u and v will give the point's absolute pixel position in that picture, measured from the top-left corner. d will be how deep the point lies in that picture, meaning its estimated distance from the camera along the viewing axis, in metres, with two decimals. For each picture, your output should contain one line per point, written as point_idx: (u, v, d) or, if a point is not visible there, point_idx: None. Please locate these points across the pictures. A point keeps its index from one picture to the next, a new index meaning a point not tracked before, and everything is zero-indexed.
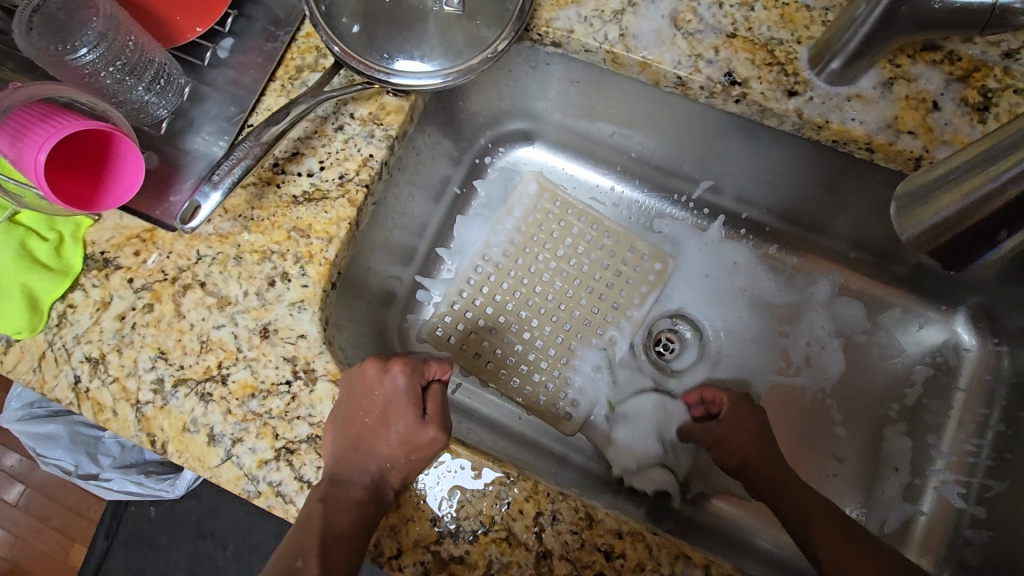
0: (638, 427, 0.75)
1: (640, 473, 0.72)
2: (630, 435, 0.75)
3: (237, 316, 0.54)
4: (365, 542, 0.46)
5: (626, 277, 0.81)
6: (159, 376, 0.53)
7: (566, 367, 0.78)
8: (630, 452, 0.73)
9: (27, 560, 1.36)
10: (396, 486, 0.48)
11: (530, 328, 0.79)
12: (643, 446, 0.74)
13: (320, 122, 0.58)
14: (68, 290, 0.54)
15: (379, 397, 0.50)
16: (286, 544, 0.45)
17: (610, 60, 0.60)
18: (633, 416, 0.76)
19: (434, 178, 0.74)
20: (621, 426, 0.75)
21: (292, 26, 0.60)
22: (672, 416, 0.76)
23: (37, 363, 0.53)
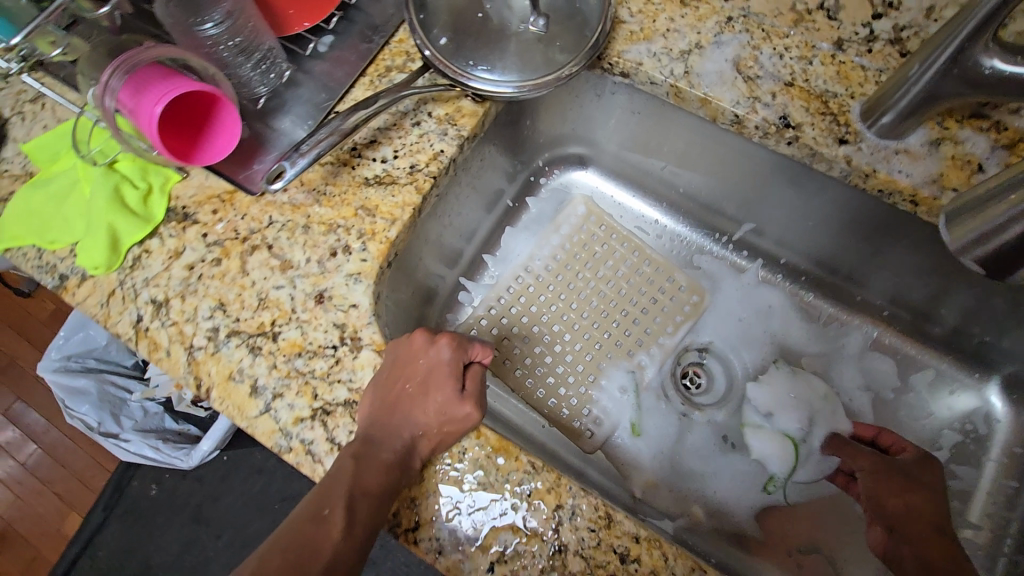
0: (791, 403, 0.78)
1: (766, 425, 0.77)
2: (780, 400, 0.78)
3: (296, 280, 0.57)
4: (387, 507, 0.46)
5: (660, 307, 0.83)
6: (215, 325, 0.55)
7: (593, 384, 0.79)
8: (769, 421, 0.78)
9: (22, 522, 1.48)
10: (430, 445, 0.49)
11: (561, 342, 0.81)
12: (789, 411, 0.77)
13: (400, 117, 0.63)
14: (148, 236, 0.58)
15: (423, 365, 0.52)
16: (312, 494, 0.46)
17: (673, 93, 0.64)
18: (802, 378, 0.79)
19: (490, 189, 0.79)
20: (771, 385, 0.79)
21: (388, 31, 0.67)
22: (836, 422, 0.77)
23: (106, 299, 0.56)
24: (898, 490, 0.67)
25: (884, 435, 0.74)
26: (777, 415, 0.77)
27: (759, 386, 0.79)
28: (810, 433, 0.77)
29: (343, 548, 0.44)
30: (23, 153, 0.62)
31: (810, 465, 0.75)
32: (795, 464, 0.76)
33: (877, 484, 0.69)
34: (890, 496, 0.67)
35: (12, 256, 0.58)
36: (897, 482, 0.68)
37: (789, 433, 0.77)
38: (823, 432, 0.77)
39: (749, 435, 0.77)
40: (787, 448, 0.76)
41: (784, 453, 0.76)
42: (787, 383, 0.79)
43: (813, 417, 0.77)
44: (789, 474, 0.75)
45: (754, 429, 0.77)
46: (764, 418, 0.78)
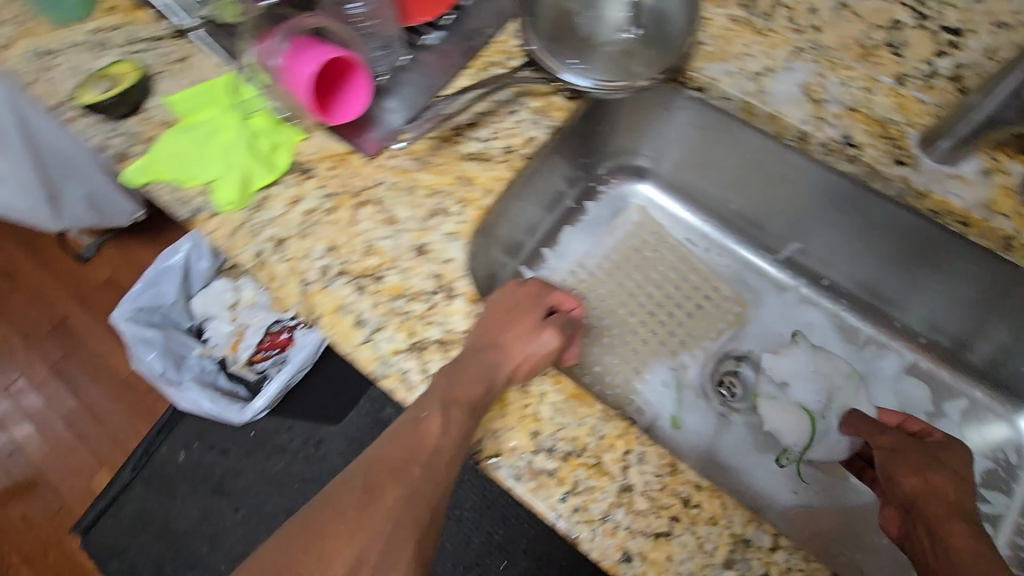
0: (810, 377, 0.82)
1: (781, 397, 0.82)
2: (798, 374, 0.83)
3: (400, 233, 0.63)
4: (477, 413, 0.53)
5: (704, 313, 0.88)
6: (327, 265, 0.62)
7: (636, 377, 0.84)
8: (788, 392, 0.82)
9: (54, 473, 1.58)
10: (513, 360, 0.55)
11: (610, 335, 0.86)
12: (805, 385, 0.82)
13: (498, 105, 0.70)
14: (271, 181, 0.66)
15: (513, 306, 0.61)
16: (417, 399, 0.55)
17: (744, 110, 0.73)
18: (821, 355, 0.84)
19: (548, 191, 0.84)
20: (791, 359, 0.84)
21: (495, 31, 0.75)
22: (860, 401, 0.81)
23: (232, 233, 0.64)
24: (918, 470, 0.59)
25: (909, 421, 0.68)
26: (792, 387, 0.82)
27: (776, 357, 0.84)
28: (827, 408, 0.81)
29: (438, 441, 0.52)
30: (165, 103, 0.71)
31: (827, 441, 0.78)
32: (811, 436, 0.79)
33: (893, 463, 0.61)
34: (905, 475, 0.59)
35: (152, 189, 0.66)
36: (918, 462, 0.60)
37: (806, 406, 0.81)
38: (840, 407, 0.80)
39: (762, 404, 0.82)
40: (804, 419, 0.80)
41: (800, 425, 0.80)
42: (808, 359, 0.83)
43: (830, 394, 0.81)
44: (803, 449, 0.79)
45: (767, 399, 0.82)
46: (780, 390, 0.82)
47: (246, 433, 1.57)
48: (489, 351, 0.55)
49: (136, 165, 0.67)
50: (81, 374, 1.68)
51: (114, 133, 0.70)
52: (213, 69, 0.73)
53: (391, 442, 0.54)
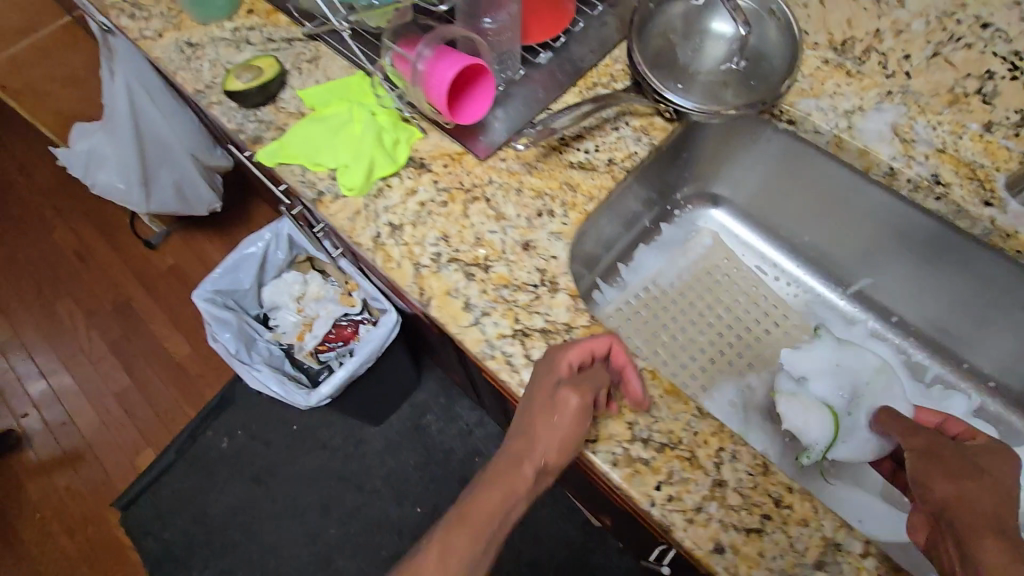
0: (833, 372, 0.83)
1: (801, 388, 0.83)
2: (821, 368, 0.83)
3: (508, 229, 0.68)
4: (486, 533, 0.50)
5: (772, 338, 0.90)
6: (439, 251, 0.67)
7: (704, 393, 0.86)
8: (811, 380, 0.83)
9: (100, 446, 1.62)
10: (545, 466, 0.53)
11: (679, 351, 0.88)
12: (826, 378, 0.82)
13: (603, 122, 0.76)
14: (391, 173, 0.71)
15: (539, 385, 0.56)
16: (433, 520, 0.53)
17: (834, 143, 0.79)
18: (849, 351, 0.85)
19: (629, 210, 0.87)
20: (813, 354, 0.85)
21: (600, 55, 0.80)
22: (892, 400, 0.78)
23: (353, 215, 0.69)
24: (954, 475, 0.51)
25: (950, 422, 0.63)
26: (812, 381, 0.83)
27: (800, 351, 0.86)
28: (850, 407, 0.78)
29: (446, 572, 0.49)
30: (297, 97, 0.78)
31: (849, 439, 0.74)
32: (833, 437, 0.74)
33: (924, 467, 0.53)
34: (940, 483, 0.51)
35: (282, 169, 0.73)
36: (954, 467, 0.52)
37: (830, 402, 0.79)
38: (864, 401, 0.79)
39: (783, 404, 0.77)
40: (828, 420, 0.74)
41: (824, 426, 0.74)
42: (835, 353, 0.84)
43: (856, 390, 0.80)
44: (825, 448, 0.75)
45: (788, 399, 0.77)
46: (799, 381, 0.84)
47: (290, 426, 1.62)
48: (518, 464, 0.53)
49: (271, 147, 0.74)
50: (139, 354, 1.75)
51: (250, 120, 0.77)
52: (341, 71, 0.81)
53: (401, 564, 0.52)
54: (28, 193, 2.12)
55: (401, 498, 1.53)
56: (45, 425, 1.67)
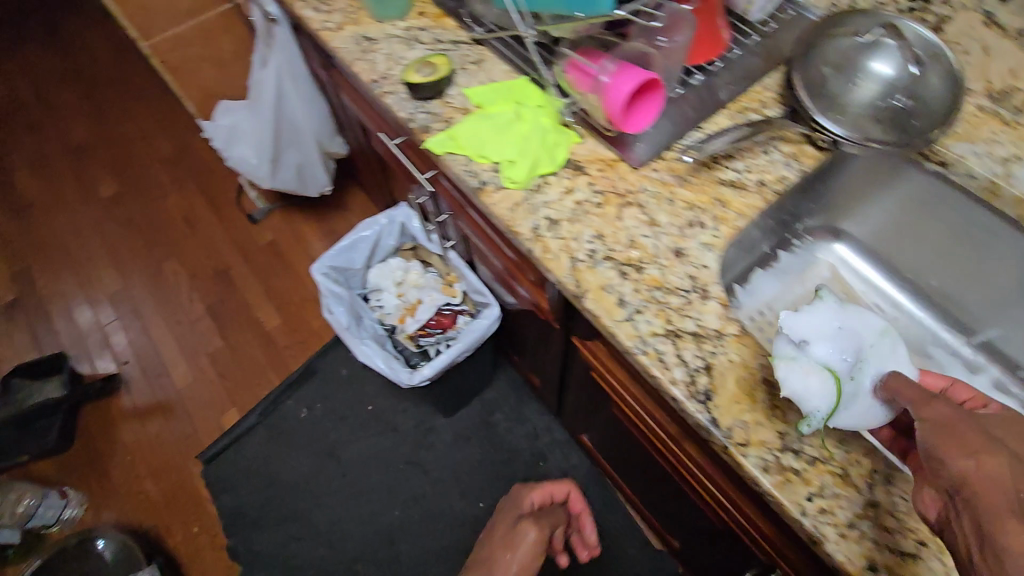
0: (834, 334, 0.60)
1: (804, 354, 0.58)
2: (821, 330, 0.60)
3: (660, 235, 0.71)
4: None
5: None
6: (594, 249, 0.71)
7: None
8: (816, 340, 0.59)
9: (190, 400, 1.73)
10: None
11: None
12: (833, 341, 0.59)
13: (754, 145, 0.79)
14: (551, 172, 0.76)
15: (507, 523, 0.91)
16: None
17: (988, 187, 0.82)
18: (853, 311, 0.62)
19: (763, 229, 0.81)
20: (816, 313, 0.61)
21: (751, 82, 0.84)
22: (898, 363, 0.59)
23: (514, 206, 0.74)
24: (969, 450, 0.43)
25: (957, 386, 0.55)
26: (815, 344, 0.58)
27: (803, 310, 0.61)
28: (858, 372, 0.57)
29: None
30: (463, 95, 0.85)
31: (856, 410, 0.56)
32: (836, 404, 0.56)
33: (931, 437, 0.45)
34: (954, 457, 0.43)
35: (447, 159, 0.79)
36: (971, 440, 0.44)
37: (830, 366, 0.57)
38: (875, 368, 0.58)
39: (778, 371, 0.57)
40: (830, 386, 0.56)
41: (825, 391, 0.56)
42: (840, 312, 0.62)
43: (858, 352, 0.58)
44: (825, 418, 0.56)
45: (785, 364, 0.57)
46: (799, 345, 0.59)
47: (365, 406, 1.69)
48: None
49: (439, 137, 0.81)
50: (234, 319, 1.88)
51: (420, 111, 0.84)
52: (503, 75, 0.87)
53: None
54: (148, 162, 2.31)
55: (464, 491, 1.57)
56: (142, 374, 1.79)
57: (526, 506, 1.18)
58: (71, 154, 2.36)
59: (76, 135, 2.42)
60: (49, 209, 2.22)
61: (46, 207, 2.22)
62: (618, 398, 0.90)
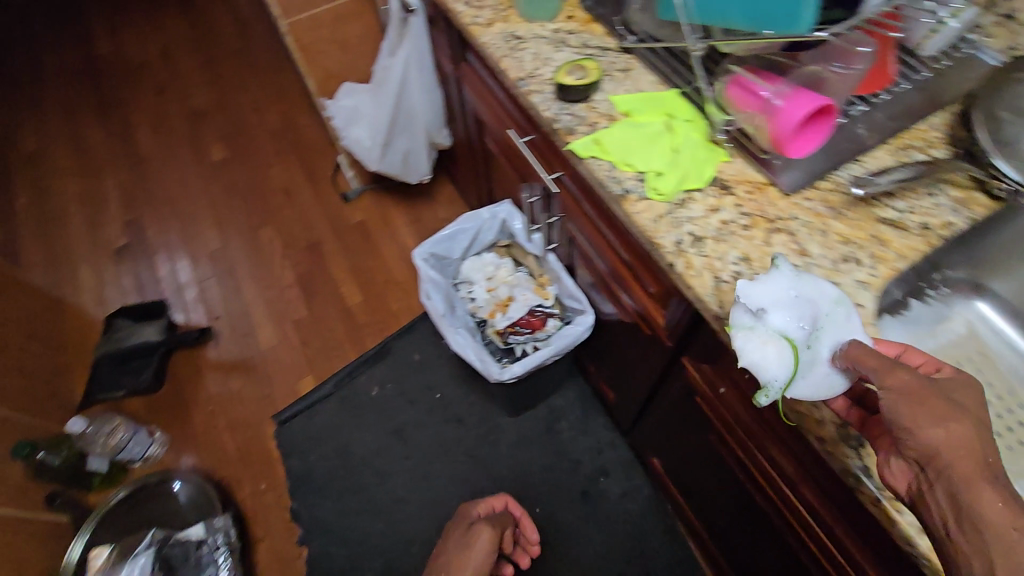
0: (790, 298, 0.59)
1: (761, 326, 0.57)
2: (776, 296, 0.59)
3: (812, 266, 0.68)
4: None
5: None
6: (739, 271, 0.69)
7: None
8: (774, 310, 0.58)
9: (272, 363, 1.82)
10: None
11: None
12: (789, 309, 0.58)
13: (918, 186, 0.75)
14: (696, 189, 0.75)
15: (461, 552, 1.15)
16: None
17: None
18: (807, 279, 0.61)
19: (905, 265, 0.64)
20: (771, 281, 0.60)
21: (916, 119, 0.80)
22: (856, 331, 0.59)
23: (658, 218, 0.73)
24: (940, 419, 0.48)
25: (912, 352, 0.57)
26: (771, 313, 0.58)
27: (759, 279, 0.60)
28: (814, 339, 0.57)
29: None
30: (609, 101, 0.85)
31: (814, 378, 0.56)
32: (794, 373, 0.56)
33: (898, 406, 0.50)
34: (923, 427, 0.48)
35: (589, 162, 0.79)
36: (937, 407, 0.49)
37: (787, 334, 0.57)
38: (829, 337, 0.57)
39: (736, 341, 0.58)
40: (787, 357, 0.55)
41: (784, 361, 0.55)
42: (798, 278, 0.60)
43: (812, 318, 0.58)
44: (783, 389, 0.56)
45: (743, 333, 0.58)
46: (757, 316, 0.58)
47: (433, 394, 1.72)
48: None
49: (583, 141, 0.81)
50: (319, 292, 1.97)
51: (565, 113, 0.85)
52: (650, 85, 0.87)
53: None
54: (256, 132, 2.44)
55: (522, 492, 1.57)
56: (231, 332, 1.90)
57: (474, 515, 1.27)
58: (188, 118, 2.53)
59: (195, 100, 2.58)
60: (164, 166, 2.38)
61: (162, 164, 2.39)
62: (724, 427, 0.88)
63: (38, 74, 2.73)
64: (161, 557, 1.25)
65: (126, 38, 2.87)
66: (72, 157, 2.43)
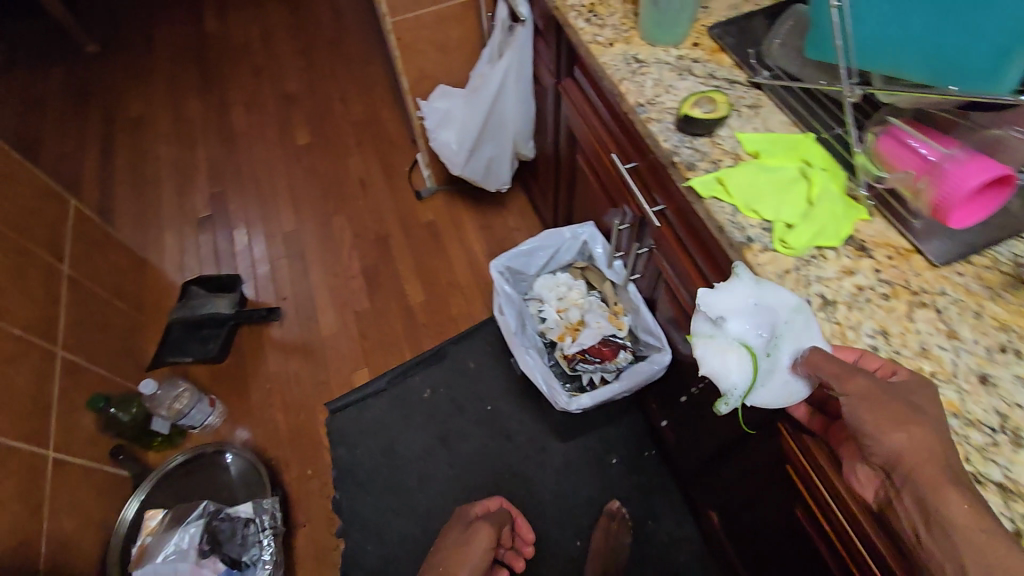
0: (752, 308, 0.65)
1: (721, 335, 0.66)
2: (737, 306, 0.66)
3: (961, 352, 0.61)
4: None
5: None
6: (874, 345, 0.62)
7: None
8: (731, 319, 0.66)
9: (331, 350, 1.85)
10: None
11: None
12: (746, 320, 0.65)
13: None
14: (829, 247, 0.69)
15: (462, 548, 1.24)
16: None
17: None
18: (768, 287, 0.66)
19: None
20: (732, 290, 0.67)
21: None
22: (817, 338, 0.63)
23: (783, 273, 0.67)
24: (900, 424, 0.53)
25: (867, 358, 0.60)
26: (729, 322, 0.65)
27: (720, 289, 0.67)
28: (774, 348, 0.64)
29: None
30: (735, 138, 0.80)
31: (773, 383, 0.63)
32: (752, 379, 0.64)
33: (860, 411, 0.55)
34: (886, 433, 0.54)
35: (709, 203, 0.74)
36: (895, 412, 0.54)
37: (745, 343, 0.65)
38: (787, 345, 0.63)
39: (698, 350, 0.67)
40: (742, 365, 0.64)
41: (739, 369, 0.64)
42: (761, 286, 0.66)
43: (771, 327, 0.64)
44: (743, 394, 0.64)
45: (704, 342, 0.67)
46: (718, 326, 0.66)
47: (484, 405, 1.70)
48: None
49: (704, 179, 0.76)
50: (383, 286, 1.99)
51: (685, 146, 0.80)
52: (780, 125, 0.81)
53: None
54: (340, 121, 2.50)
55: (563, 521, 1.52)
56: (296, 314, 1.94)
57: (472, 515, 1.34)
58: (279, 100, 2.61)
59: (288, 84, 2.67)
60: (252, 144, 2.47)
61: (250, 142, 2.48)
62: (817, 507, 0.81)
63: (150, 44, 2.90)
64: (208, 530, 1.28)
65: (231, 19, 3.01)
66: (170, 127, 2.55)
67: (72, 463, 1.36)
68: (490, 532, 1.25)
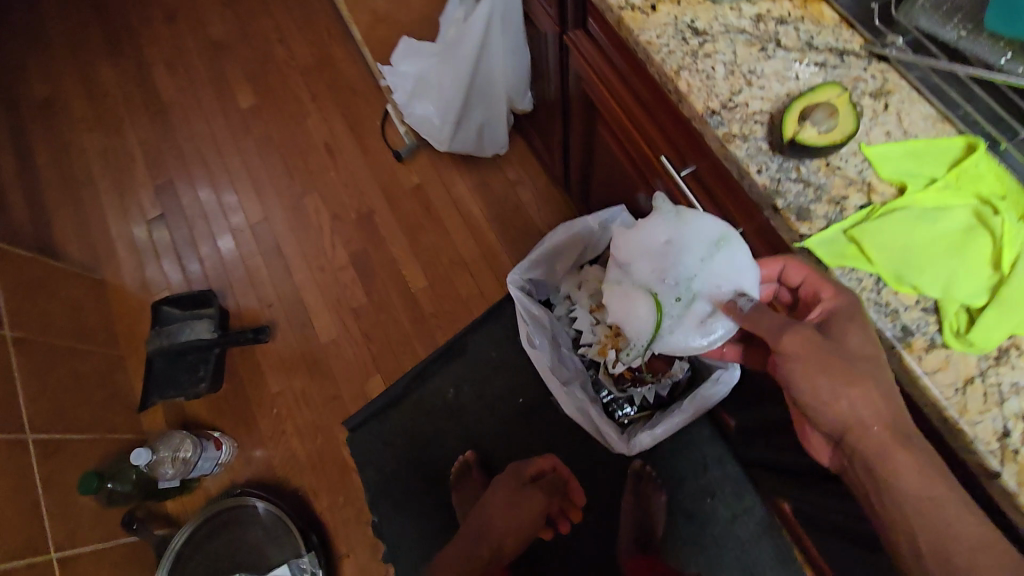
0: (657, 253, 0.73)
1: (630, 278, 0.77)
2: (645, 251, 0.74)
3: None
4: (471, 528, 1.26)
5: None
6: None
7: None
8: (640, 261, 0.75)
9: (334, 358, 1.71)
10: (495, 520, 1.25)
11: None
12: (652, 264, 0.74)
13: None
14: None
15: (510, 497, 1.28)
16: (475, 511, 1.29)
17: None
18: (685, 224, 0.72)
19: None
20: (643, 233, 0.75)
21: None
22: (741, 280, 0.70)
23: (965, 387, 0.53)
24: (840, 394, 0.57)
25: (790, 271, 0.64)
26: (635, 268, 0.76)
27: (632, 232, 0.76)
28: (681, 289, 0.72)
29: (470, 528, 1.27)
30: (862, 157, 0.60)
31: (678, 323, 0.73)
32: (660, 321, 0.74)
33: (802, 366, 0.59)
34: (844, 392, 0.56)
35: (837, 272, 0.58)
36: (846, 370, 0.56)
37: (653, 289, 0.74)
38: (697, 287, 0.71)
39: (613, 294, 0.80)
40: (648, 306, 0.75)
41: (648, 310, 0.75)
42: (671, 228, 0.72)
43: (677, 272, 0.72)
44: (655, 335, 0.75)
45: (618, 287, 0.79)
46: (626, 267, 0.77)
47: (514, 399, 1.57)
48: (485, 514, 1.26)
49: (828, 236, 0.58)
50: (375, 275, 1.77)
51: (789, 177, 0.59)
52: (925, 122, 0.60)
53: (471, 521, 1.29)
54: (285, 70, 2.09)
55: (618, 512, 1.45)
56: (288, 322, 1.75)
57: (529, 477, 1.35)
58: (206, 52, 2.17)
59: (212, 28, 2.21)
60: (189, 115, 2.08)
61: (184, 113, 2.09)
62: None
63: None
64: None
65: None
66: (85, 106, 2.14)
67: (82, 555, 1.32)
68: (539, 499, 1.28)
